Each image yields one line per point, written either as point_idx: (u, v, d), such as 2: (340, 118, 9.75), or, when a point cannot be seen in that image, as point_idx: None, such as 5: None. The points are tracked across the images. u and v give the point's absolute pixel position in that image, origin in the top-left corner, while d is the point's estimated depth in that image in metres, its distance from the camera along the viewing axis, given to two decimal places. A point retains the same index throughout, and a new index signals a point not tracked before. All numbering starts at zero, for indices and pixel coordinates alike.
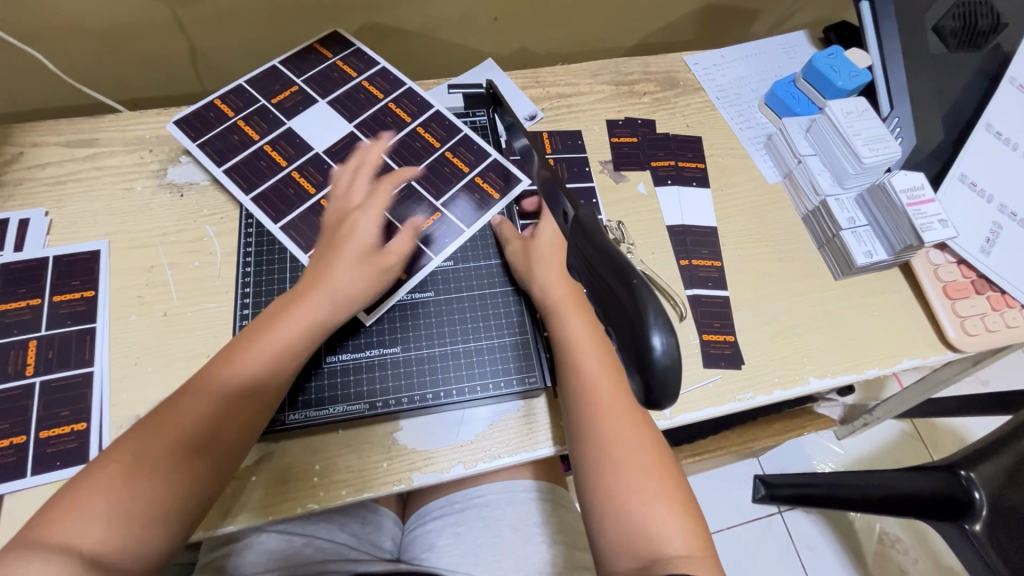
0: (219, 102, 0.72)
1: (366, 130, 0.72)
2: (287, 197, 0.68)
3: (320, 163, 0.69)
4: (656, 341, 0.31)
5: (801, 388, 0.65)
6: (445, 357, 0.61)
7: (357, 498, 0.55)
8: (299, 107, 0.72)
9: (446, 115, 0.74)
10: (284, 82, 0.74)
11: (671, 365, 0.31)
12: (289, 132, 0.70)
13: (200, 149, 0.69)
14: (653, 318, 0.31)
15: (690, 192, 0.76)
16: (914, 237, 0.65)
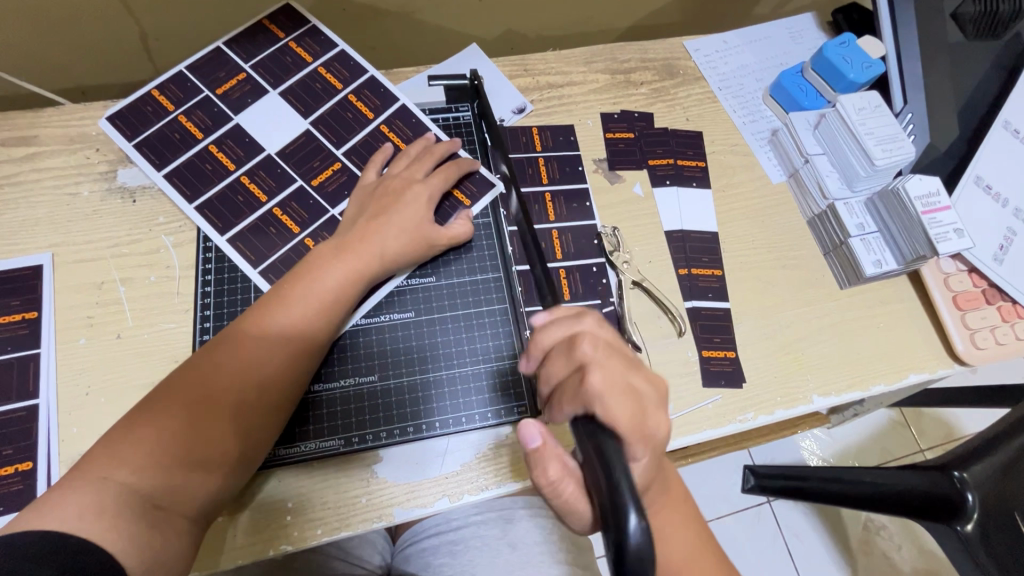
0: (157, 93, 0.64)
1: (324, 129, 0.65)
2: (235, 204, 0.61)
3: (273, 167, 0.63)
4: (631, 524, 0.35)
5: (804, 406, 0.62)
6: (426, 384, 0.57)
7: (334, 537, 0.51)
8: (246, 98, 0.65)
9: (414, 112, 0.67)
10: (230, 69, 0.66)
11: (644, 547, 0.35)
12: (231, 129, 0.64)
13: (137, 149, 0.63)
14: (629, 498, 0.36)
15: (689, 193, 0.71)
16: (928, 248, 0.61)
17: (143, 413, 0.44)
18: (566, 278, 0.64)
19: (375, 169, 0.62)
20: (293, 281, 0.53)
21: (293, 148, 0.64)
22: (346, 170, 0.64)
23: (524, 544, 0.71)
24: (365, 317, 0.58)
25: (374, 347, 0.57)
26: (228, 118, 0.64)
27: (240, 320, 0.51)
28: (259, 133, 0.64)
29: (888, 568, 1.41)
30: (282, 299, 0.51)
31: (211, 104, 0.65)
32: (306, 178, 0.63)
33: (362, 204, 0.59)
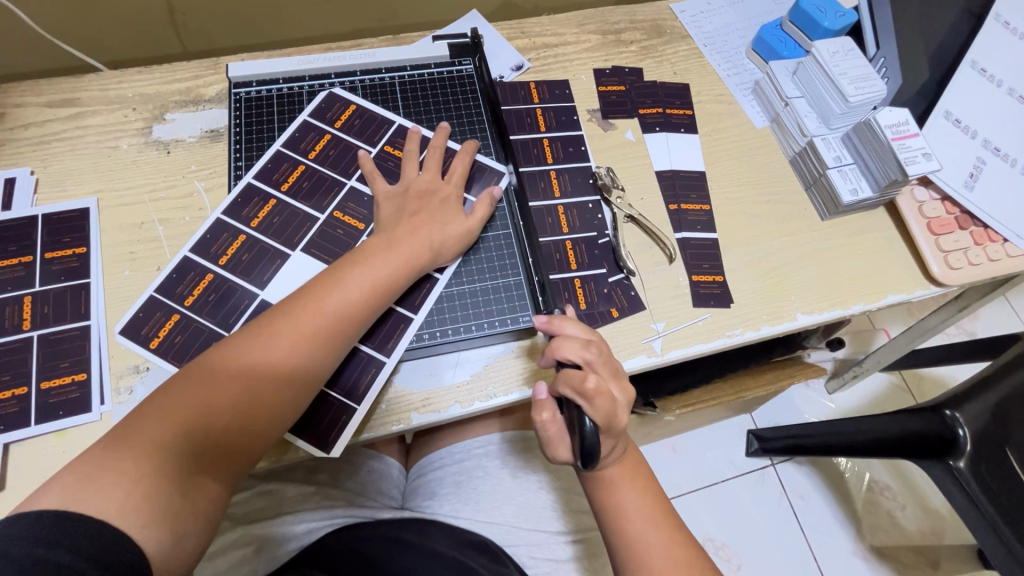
0: (190, 294, 0.60)
1: (317, 107, 0.69)
2: (234, 281, 0.61)
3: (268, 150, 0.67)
4: (587, 422, 0.51)
5: (788, 323, 0.66)
6: (440, 300, 0.62)
7: (357, 438, 0.57)
8: (250, 200, 0.65)
9: (386, 84, 0.72)
10: (254, 197, 0.65)
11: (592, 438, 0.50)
12: (171, 282, 0.61)
13: (216, 282, 0.61)
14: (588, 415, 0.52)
15: (678, 138, 0.76)
16: (898, 171, 0.66)
17: (149, 416, 0.46)
18: (565, 214, 0.69)
19: (379, 179, 0.64)
20: (284, 309, 0.53)
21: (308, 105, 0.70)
22: (292, 160, 0.67)
23: (524, 473, 0.76)
24: None
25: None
26: (233, 83, 0.70)
27: (290, 303, 0.54)
28: (186, 251, 0.62)
29: (893, 527, 1.43)
30: (271, 326, 0.52)
31: (143, 309, 0.60)
32: (274, 190, 0.65)
33: (398, 205, 0.62)
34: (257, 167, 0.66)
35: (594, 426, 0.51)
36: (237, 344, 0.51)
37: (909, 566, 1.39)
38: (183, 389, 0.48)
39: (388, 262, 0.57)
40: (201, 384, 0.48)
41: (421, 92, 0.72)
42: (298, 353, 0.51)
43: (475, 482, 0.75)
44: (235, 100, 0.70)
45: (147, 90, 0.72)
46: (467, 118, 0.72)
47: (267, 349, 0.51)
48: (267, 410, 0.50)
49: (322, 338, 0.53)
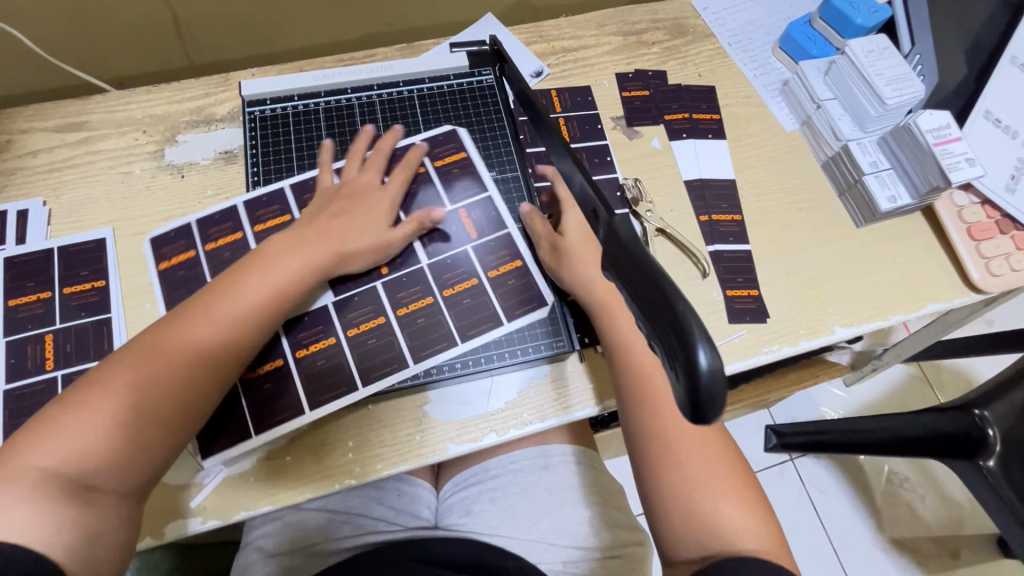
0: None
1: (337, 126, 0.67)
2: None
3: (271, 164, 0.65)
4: (701, 356, 0.27)
5: (826, 337, 0.65)
6: (467, 327, 0.59)
7: (392, 470, 0.55)
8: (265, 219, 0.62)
9: (416, 101, 0.69)
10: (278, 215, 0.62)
11: (716, 381, 0.27)
12: None
13: None
14: (696, 327, 0.27)
15: (706, 144, 0.74)
16: (940, 178, 0.63)
17: (94, 381, 0.47)
18: None
19: (328, 171, 0.62)
20: (230, 273, 0.53)
21: (326, 122, 0.67)
22: (324, 185, 0.64)
23: (561, 488, 0.74)
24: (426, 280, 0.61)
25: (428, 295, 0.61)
26: (246, 101, 0.67)
27: (235, 271, 0.54)
28: (202, 245, 0.61)
29: (913, 519, 1.43)
30: (212, 292, 0.52)
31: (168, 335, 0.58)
32: (294, 211, 0.62)
33: (320, 206, 0.60)
34: (294, 181, 0.64)
35: (716, 360, 0.27)
36: (186, 310, 0.51)
37: (928, 556, 1.40)
38: (132, 356, 0.48)
39: (337, 235, 0.57)
40: (146, 344, 0.49)
41: (442, 106, 0.70)
42: (235, 315, 0.51)
43: (513, 498, 0.74)
44: (250, 121, 0.67)
45: (157, 111, 0.70)
46: (502, 136, 0.69)
47: (213, 314, 0.51)
48: (207, 369, 0.50)
49: (265, 299, 0.52)
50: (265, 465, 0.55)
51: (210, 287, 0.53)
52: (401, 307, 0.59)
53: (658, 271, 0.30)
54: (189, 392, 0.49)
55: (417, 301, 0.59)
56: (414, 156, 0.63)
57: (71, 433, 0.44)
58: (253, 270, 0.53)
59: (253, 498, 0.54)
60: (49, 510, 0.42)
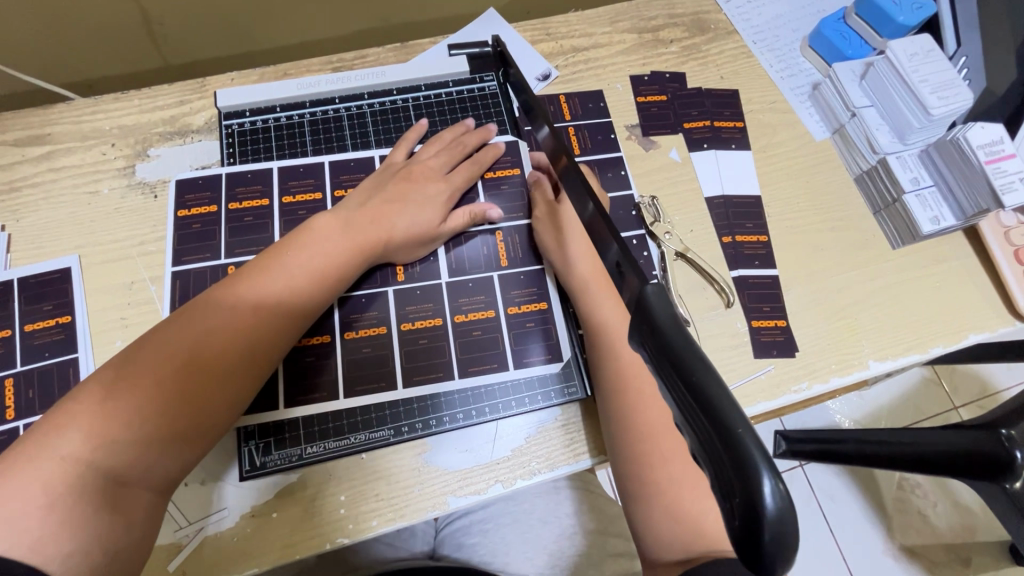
0: None
1: (322, 139, 0.60)
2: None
3: (249, 180, 0.58)
4: (766, 490, 0.22)
5: (860, 373, 0.59)
6: (469, 362, 0.56)
7: (389, 528, 0.51)
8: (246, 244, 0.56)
9: (412, 111, 0.63)
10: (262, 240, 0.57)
11: (780, 516, 0.22)
12: None
13: None
14: (758, 452, 0.23)
15: (728, 155, 0.68)
16: (991, 200, 0.58)
17: (133, 358, 0.42)
18: None
19: (405, 149, 0.60)
20: (282, 248, 0.50)
21: (312, 135, 0.60)
22: (318, 180, 0.58)
23: (557, 519, 0.69)
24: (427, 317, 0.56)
25: (428, 328, 0.56)
26: (222, 114, 0.61)
27: (276, 251, 0.50)
28: (171, 266, 0.55)
29: None
30: (266, 267, 0.49)
31: None
32: (276, 197, 0.58)
33: (381, 184, 0.57)
34: (286, 163, 0.59)
35: (779, 488, 0.22)
36: (228, 290, 0.47)
37: (938, 564, 1.26)
38: (160, 344, 0.43)
39: (381, 217, 0.54)
40: (189, 320, 0.45)
41: (443, 117, 0.63)
42: (293, 296, 0.48)
43: (506, 529, 0.69)
44: (228, 134, 0.60)
45: (126, 121, 0.63)
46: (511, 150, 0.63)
47: (256, 296, 0.47)
48: (259, 357, 0.46)
49: (317, 280, 0.50)
50: (250, 522, 0.50)
51: (248, 269, 0.49)
52: (406, 321, 0.56)
53: (708, 369, 0.25)
54: (227, 383, 0.44)
55: (425, 322, 0.56)
56: (488, 156, 0.61)
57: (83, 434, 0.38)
58: (297, 250, 0.50)
59: (236, 562, 0.49)
60: (70, 520, 0.36)
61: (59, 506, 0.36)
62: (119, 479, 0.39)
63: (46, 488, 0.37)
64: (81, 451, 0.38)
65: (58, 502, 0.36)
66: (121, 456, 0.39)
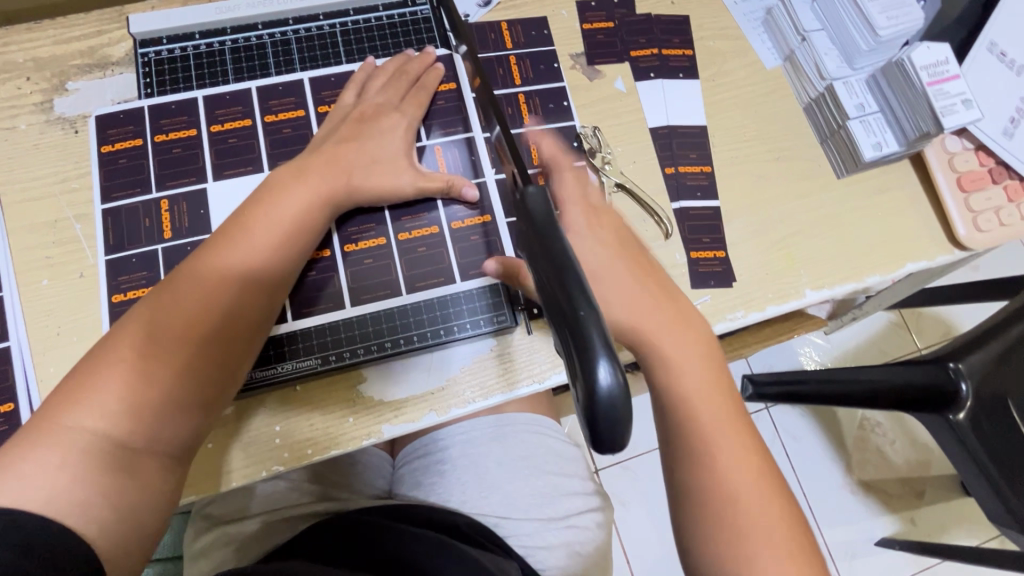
0: (120, 296, 0.52)
1: (246, 69, 0.57)
2: (184, 250, 0.53)
3: (167, 109, 0.56)
4: (601, 374, 0.24)
5: (796, 302, 0.60)
6: (416, 279, 0.55)
7: (326, 456, 0.52)
8: (169, 180, 0.54)
9: (340, 37, 0.60)
10: (187, 175, 0.55)
11: (615, 400, 0.24)
12: (112, 271, 0.53)
13: (134, 262, 0.53)
14: (600, 343, 0.25)
15: (676, 85, 0.66)
16: (932, 123, 0.57)
17: (119, 338, 0.43)
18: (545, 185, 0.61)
19: (352, 87, 0.56)
20: (249, 207, 0.49)
21: (233, 63, 0.57)
22: (247, 106, 0.56)
23: (514, 458, 0.67)
24: (356, 245, 0.55)
25: (370, 249, 0.55)
26: (138, 42, 0.57)
27: (241, 211, 0.49)
28: (102, 204, 0.54)
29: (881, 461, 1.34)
30: (233, 229, 0.47)
31: (77, 314, 0.53)
32: (205, 126, 0.55)
33: (335, 124, 0.54)
34: (210, 92, 0.56)
35: (615, 375, 0.24)
36: (199, 258, 0.46)
37: (894, 497, 1.32)
38: (134, 323, 0.43)
39: (351, 167, 0.52)
40: (164, 294, 0.44)
41: (375, 43, 0.60)
42: (266, 254, 0.47)
43: (464, 470, 0.66)
44: (144, 64, 0.57)
45: (39, 53, 0.60)
46: (449, 71, 0.60)
47: (226, 259, 0.46)
48: (244, 317, 0.46)
49: (290, 234, 0.48)
50: None
51: (216, 232, 0.48)
52: (350, 243, 0.55)
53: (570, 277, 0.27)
54: (209, 348, 0.44)
55: (370, 242, 0.55)
56: (432, 78, 0.58)
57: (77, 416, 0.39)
58: (262, 207, 0.48)
59: None
60: (81, 477, 0.38)
61: (75, 465, 0.38)
62: (128, 442, 0.40)
63: (63, 451, 0.38)
64: (87, 422, 0.39)
65: (68, 465, 0.38)
66: (126, 420, 0.40)
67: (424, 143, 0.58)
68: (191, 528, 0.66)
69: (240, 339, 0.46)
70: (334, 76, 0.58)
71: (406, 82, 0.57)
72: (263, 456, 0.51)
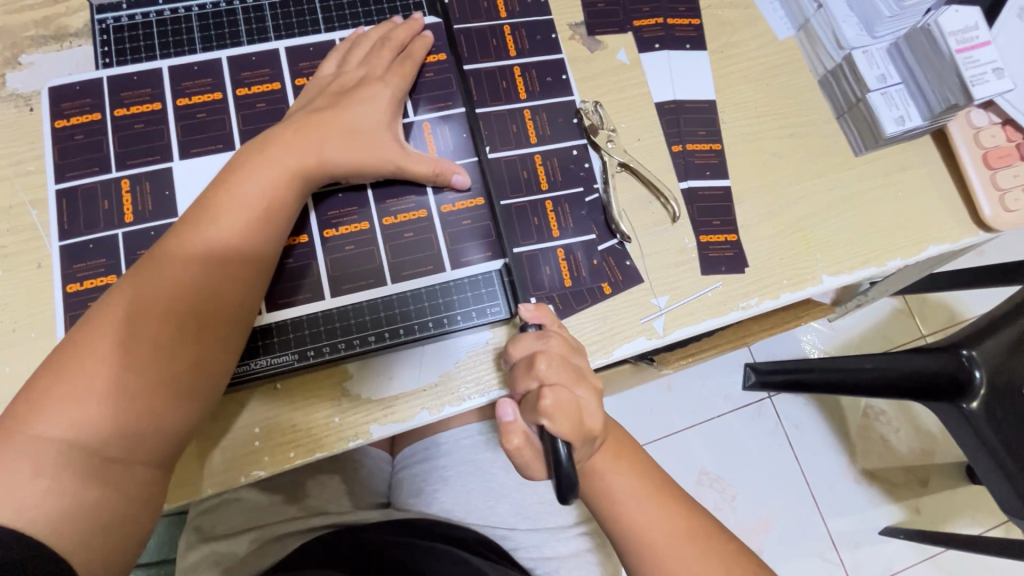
0: (80, 284, 0.48)
1: (215, 39, 0.52)
2: (149, 235, 0.48)
3: (128, 81, 0.51)
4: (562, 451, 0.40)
5: (812, 288, 0.56)
6: (403, 265, 0.51)
7: (309, 459, 0.48)
8: (132, 159, 0.50)
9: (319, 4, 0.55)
10: (151, 154, 0.50)
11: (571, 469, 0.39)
12: (70, 258, 0.48)
13: (93, 248, 0.48)
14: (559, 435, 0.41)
15: (683, 56, 0.61)
16: (960, 94, 0.53)
17: (80, 340, 0.40)
18: (543, 165, 0.56)
19: (331, 58, 0.52)
20: (216, 190, 0.44)
21: (200, 31, 0.52)
22: (217, 78, 0.51)
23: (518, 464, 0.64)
24: (338, 230, 0.50)
25: (352, 233, 0.51)
26: (95, 8, 0.52)
27: (207, 195, 0.44)
28: (56, 184, 0.49)
29: (886, 452, 1.31)
30: (200, 215, 0.43)
31: (33, 307, 0.48)
32: (170, 100, 0.51)
33: (312, 98, 0.50)
34: (176, 63, 0.51)
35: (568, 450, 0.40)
36: (164, 247, 0.42)
37: (899, 486, 1.30)
38: (96, 323, 0.40)
39: (328, 142, 0.47)
40: (129, 290, 0.41)
41: (356, 10, 0.55)
42: (238, 238, 0.43)
43: (464, 475, 0.64)
44: (102, 31, 0.52)
45: None
46: (442, 39, 0.56)
47: (191, 249, 0.42)
48: (216, 308, 0.42)
49: (262, 218, 0.44)
50: None
51: (182, 218, 0.44)
52: (331, 228, 0.50)
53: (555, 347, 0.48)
54: (178, 348, 0.41)
55: (352, 227, 0.51)
56: (420, 48, 0.53)
57: (42, 426, 0.37)
58: (230, 189, 0.44)
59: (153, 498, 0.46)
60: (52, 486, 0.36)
61: (46, 473, 0.36)
62: (102, 452, 0.38)
63: (31, 459, 0.36)
64: (53, 428, 0.37)
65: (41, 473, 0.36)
66: (95, 426, 0.38)
67: (411, 120, 0.54)
68: (181, 538, 0.62)
69: (212, 333, 0.42)
70: (312, 45, 0.53)
71: (391, 52, 0.52)
72: (244, 462, 0.47)
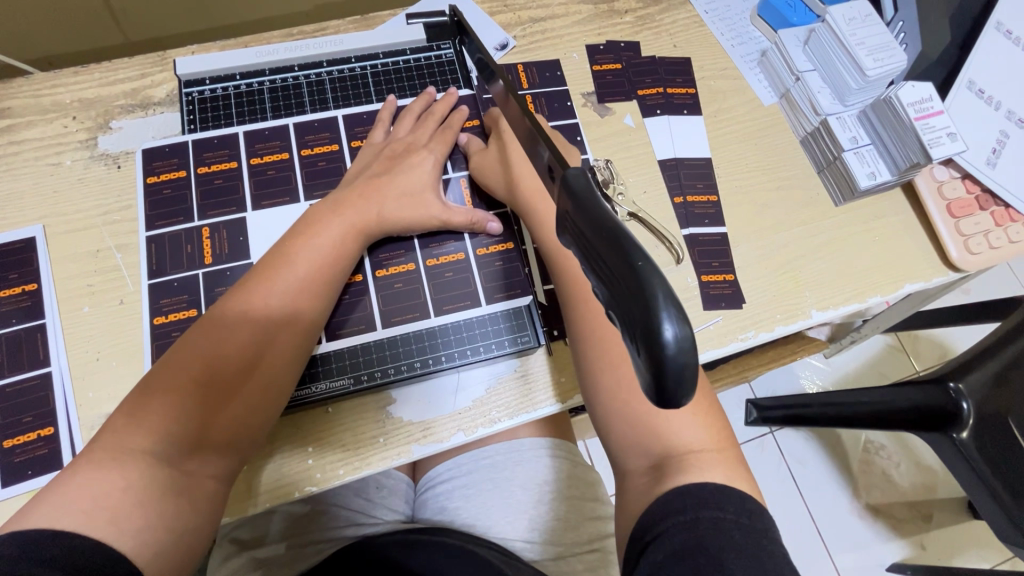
0: (161, 317, 0.54)
1: (283, 108, 0.61)
2: (224, 274, 0.56)
3: (209, 143, 0.59)
4: (668, 330, 0.24)
5: (802, 321, 0.63)
6: (443, 302, 0.58)
7: (356, 476, 0.53)
8: (210, 209, 0.57)
9: (371, 79, 0.64)
10: (226, 205, 0.58)
11: (686, 358, 0.24)
12: (153, 296, 0.55)
13: (173, 287, 0.55)
14: (665, 300, 0.25)
15: (681, 120, 0.70)
16: (921, 154, 0.61)
17: (169, 364, 0.45)
18: None
19: (382, 127, 0.61)
20: (291, 241, 0.52)
21: (271, 102, 0.61)
22: (285, 141, 0.60)
23: (535, 484, 0.68)
24: (387, 271, 0.58)
25: (400, 273, 0.58)
26: (182, 82, 0.62)
27: (282, 245, 0.52)
28: (145, 231, 0.57)
29: (888, 485, 1.34)
30: (276, 261, 0.50)
31: (118, 338, 0.55)
32: (244, 159, 0.59)
33: (369, 160, 0.58)
34: (250, 129, 0.60)
35: (680, 329, 0.24)
36: (244, 287, 0.49)
37: (902, 521, 1.32)
38: (183, 351, 0.46)
39: (382, 202, 0.55)
40: (213, 324, 0.47)
41: (401, 84, 0.65)
42: (309, 282, 0.50)
43: (485, 494, 0.67)
44: (188, 102, 0.61)
45: (86, 94, 0.64)
46: (474, 107, 0.65)
47: (267, 291, 0.49)
48: (283, 346, 0.48)
49: (328, 265, 0.51)
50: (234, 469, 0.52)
51: (259, 264, 0.51)
52: (382, 268, 0.58)
53: (614, 219, 0.29)
54: (251, 378, 0.47)
55: (400, 268, 0.58)
56: (457, 118, 0.62)
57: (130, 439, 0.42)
58: (302, 240, 0.51)
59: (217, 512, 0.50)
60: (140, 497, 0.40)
61: (132, 487, 0.40)
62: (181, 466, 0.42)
63: (119, 471, 0.40)
64: (141, 441, 0.42)
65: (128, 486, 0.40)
66: (184, 442, 0.43)
67: (450, 176, 0.62)
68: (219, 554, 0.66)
69: (279, 367, 0.48)
70: (366, 113, 0.62)
71: (434, 122, 0.61)
72: (300, 477, 0.53)
